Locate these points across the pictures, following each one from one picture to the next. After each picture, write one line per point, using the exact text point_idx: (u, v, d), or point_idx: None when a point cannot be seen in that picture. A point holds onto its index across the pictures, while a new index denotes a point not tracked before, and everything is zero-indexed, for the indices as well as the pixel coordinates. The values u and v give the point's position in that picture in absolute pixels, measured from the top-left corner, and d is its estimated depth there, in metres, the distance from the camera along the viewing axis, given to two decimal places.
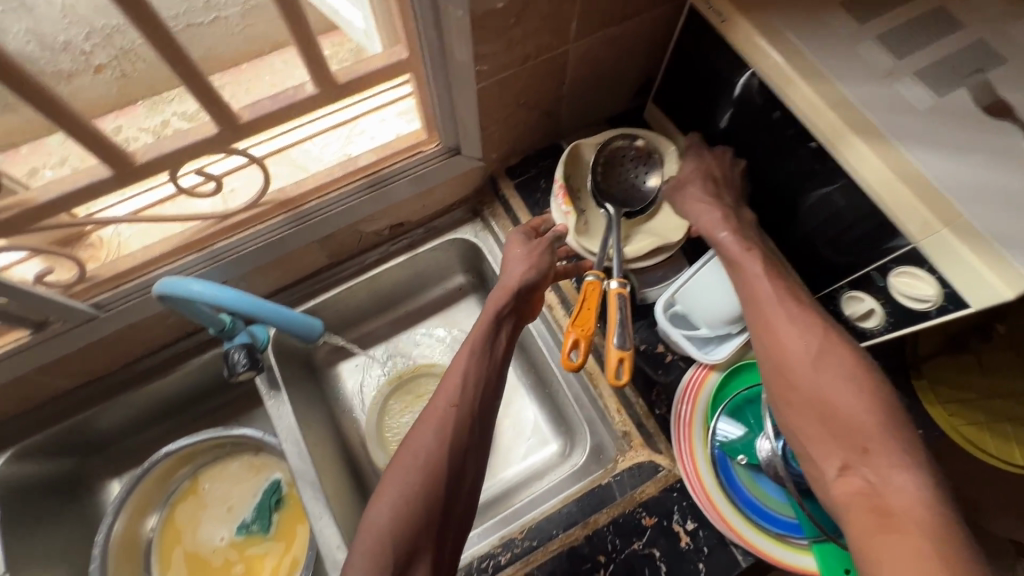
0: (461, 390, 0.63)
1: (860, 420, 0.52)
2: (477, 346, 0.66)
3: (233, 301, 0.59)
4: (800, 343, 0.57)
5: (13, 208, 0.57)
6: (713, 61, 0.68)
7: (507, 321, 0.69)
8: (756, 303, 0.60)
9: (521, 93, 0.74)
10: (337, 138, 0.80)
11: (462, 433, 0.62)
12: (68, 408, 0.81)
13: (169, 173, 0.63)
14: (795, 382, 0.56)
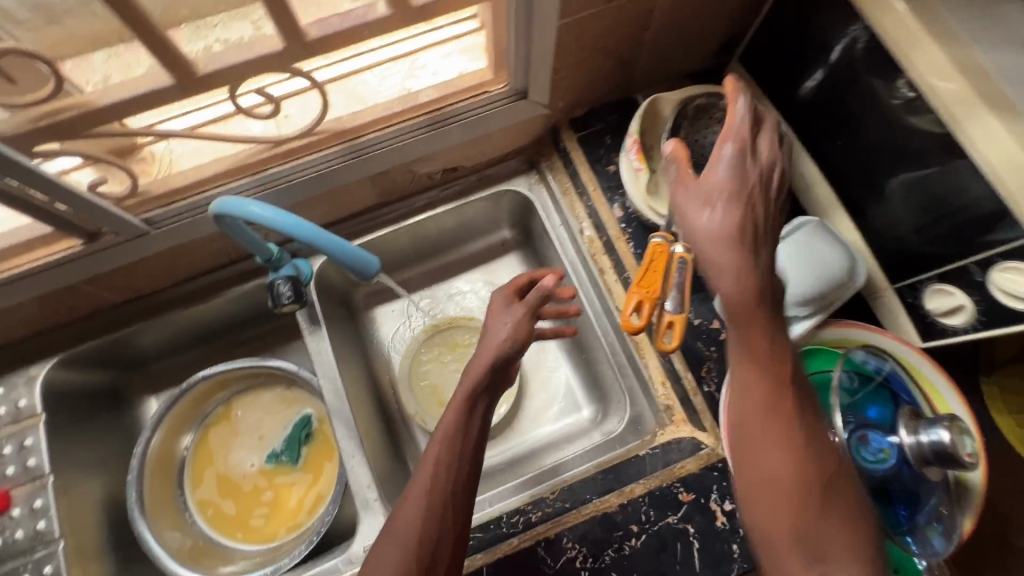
0: (437, 462, 0.58)
1: (784, 479, 0.48)
2: (452, 421, 0.61)
3: (294, 227, 0.56)
4: (787, 451, 0.49)
5: (75, 109, 0.55)
6: (818, 19, 0.63)
7: (486, 397, 0.64)
8: (758, 371, 0.51)
9: (601, 36, 0.68)
10: (397, 71, 0.75)
11: (454, 508, 0.57)
12: (112, 323, 0.82)
13: (230, 88, 0.60)
14: (767, 471, 0.49)
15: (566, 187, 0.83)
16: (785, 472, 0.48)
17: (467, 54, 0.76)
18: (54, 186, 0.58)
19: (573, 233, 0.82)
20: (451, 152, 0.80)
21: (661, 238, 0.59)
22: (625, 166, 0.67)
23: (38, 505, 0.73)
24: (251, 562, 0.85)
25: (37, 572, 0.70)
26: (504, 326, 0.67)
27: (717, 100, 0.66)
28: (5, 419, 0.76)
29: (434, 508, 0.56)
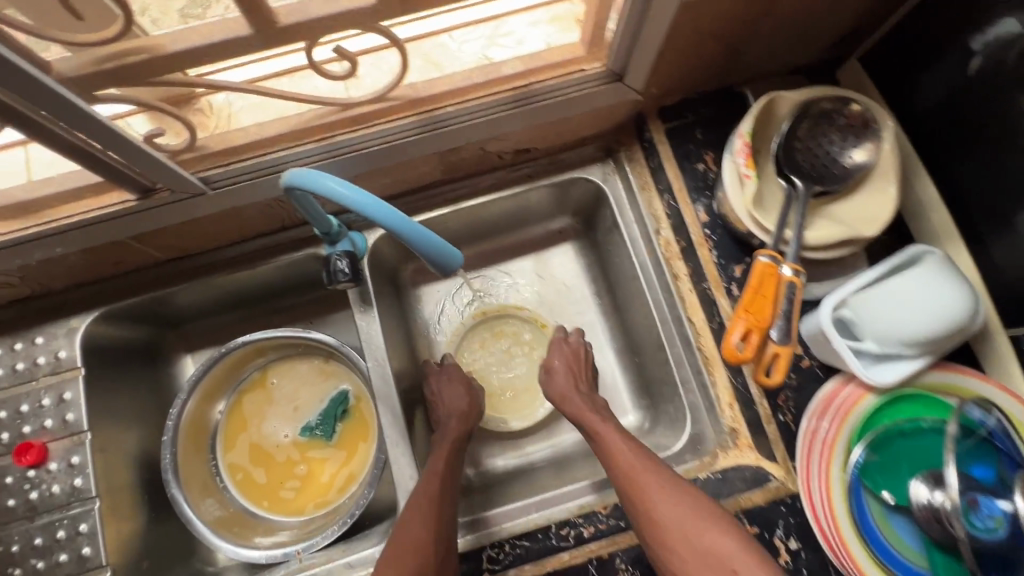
0: (437, 480, 0.69)
1: (673, 518, 0.59)
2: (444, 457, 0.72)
3: (386, 215, 0.49)
4: (659, 489, 0.61)
5: (143, 54, 0.49)
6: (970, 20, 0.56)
7: (462, 438, 0.77)
8: (648, 480, 0.63)
9: (719, 20, 0.60)
10: (478, 36, 0.67)
11: (446, 521, 0.65)
12: (154, 280, 0.78)
13: (308, 44, 0.53)
14: (646, 507, 0.61)
15: (645, 181, 0.76)
16: (663, 507, 0.60)
17: (557, 24, 0.68)
18: (115, 136, 0.53)
19: (647, 232, 0.77)
20: (527, 132, 0.73)
21: (771, 258, 0.54)
22: (729, 170, 0.60)
23: (75, 462, 0.71)
24: (282, 536, 0.83)
25: (73, 529, 0.69)
26: (455, 390, 0.82)
27: (847, 105, 0.58)
28: (44, 369, 0.73)
29: (433, 522, 0.64)
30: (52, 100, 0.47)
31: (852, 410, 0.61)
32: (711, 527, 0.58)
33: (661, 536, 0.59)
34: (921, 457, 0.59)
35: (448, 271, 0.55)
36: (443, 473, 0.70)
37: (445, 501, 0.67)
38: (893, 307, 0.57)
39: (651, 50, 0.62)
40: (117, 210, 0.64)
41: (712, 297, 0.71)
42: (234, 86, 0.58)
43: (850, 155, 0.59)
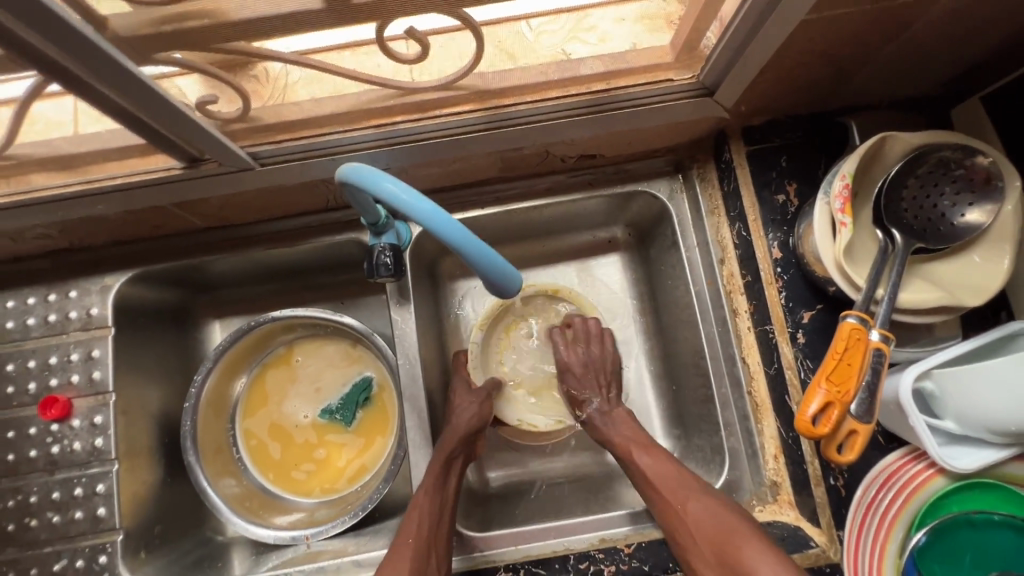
0: (425, 515, 0.64)
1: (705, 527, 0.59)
2: (430, 483, 0.67)
3: (447, 227, 0.44)
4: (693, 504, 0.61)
5: (204, 17, 0.45)
6: None
7: (458, 457, 0.71)
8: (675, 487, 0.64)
9: (835, 42, 0.54)
10: (560, 27, 0.56)
11: (432, 560, 0.62)
12: (192, 246, 0.76)
13: (381, 25, 0.49)
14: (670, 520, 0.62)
15: (715, 205, 0.72)
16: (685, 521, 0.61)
17: (646, 24, 0.58)
18: (165, 104, 0.50)
19: (710, 260, 0.73)
20: (598, 138, 0.68)
21: (859, 320, 0.48)
22: (822, 213, 0.55)
23: (97, 422, 0.70)
24: (295, 516, 0.82)
25: (90, 488, 0.69)
26: (469, 404, 0.75)
27: (970, 156, 0.51)
28: (75, 324, 0.72)
29: (411, 562, 0.60)
30: (110, 62, 0.44)
31: (916, 493, 0.54)
32: (738, 542, 0.56)
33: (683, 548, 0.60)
34: (984, 551, 0.53)
35: (505, 292, 0.51)
36: (436, 502, 0.66)
37: (433, 537, 0.63)
38: (984, 386, 0.50)
39: (751, 66, 0.56)
40: (163, 174, 0.62)
41: (773, 341, 0.65)
42: (284, 60, 0.51)
43: (963, 213, 0.52)
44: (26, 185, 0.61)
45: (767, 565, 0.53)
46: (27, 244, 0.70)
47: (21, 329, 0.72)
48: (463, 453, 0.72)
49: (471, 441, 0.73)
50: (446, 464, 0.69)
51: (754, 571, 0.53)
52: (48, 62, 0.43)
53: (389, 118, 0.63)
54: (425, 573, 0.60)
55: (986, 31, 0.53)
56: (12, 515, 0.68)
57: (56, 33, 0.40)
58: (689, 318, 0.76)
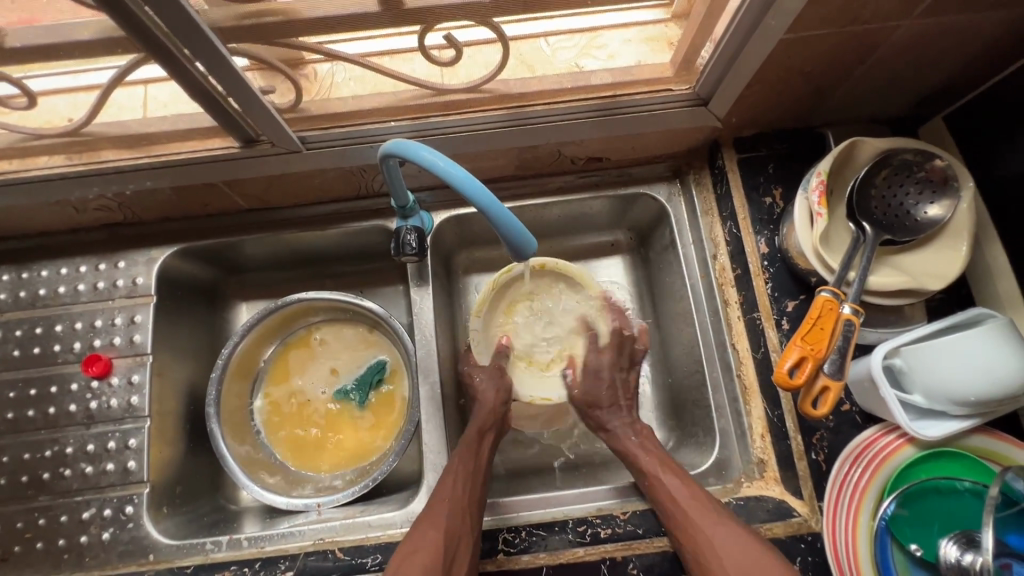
0: (460, 478, 0.68)
1: (732, 552, 0.58)
2: (464, 452, 0.71)
3: (477, 192, 0.52)
4: (718, 530, 0.60)
5: (278, 15, 0.53)
6: None
7: (491, 432, 0.75)
8: (696, 508, 0.63)
9: (811, 61, 0.62)
10: (573, 45, 0.68)
11: (465, 518, 0.65)
12: (230, 227, 0.83)
13: (424, 28, 0.57)
14: (703, 546, 0.60)
15: (709, 207, 0.79)
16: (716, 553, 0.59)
17: (649, 45, 0.69)
18: (243, 87, 0.57)
19: (705, 255, 0.79)
20: (604, 141, 0.76)
21: (832, 294, 0.56)
22: (802, 207, 0.63)
23: (134, 380, 0.76)
24: (310, 488, 0.85)
25: (123, 442, 0.74)
26: (491, 381, 0.79)
27: (928, 160, 0.60)
28: (121, 291, 0.79)
29: (445, 522, 0.63)
30: (200, 48, 0.52)
31: (888, 460, 0.61)
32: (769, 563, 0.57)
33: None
34: (954, 517, 0.58)
35: (522, 256, 0.59)
36: (468, 469, 0.69)
37: (467, 501, 0.66)
38: (944, 357, 0.56)
39: (740, 78, 0.64)
40: (220, 154, 0.70)
41: (760, 327, 0.71)
42: (347, 59, 0.61)
43: (924, 210, 0.60)
44: (99, 160, 0.70)
45: None
46: (87, 216, 0.78)
47: (72, 294, 0.79)
48: (494, 428, 0.76)
49: (498, 417, 0.77)
50: (476, 440, 0.73)
51: None
52: (154, 42, 0.51)
53: (423, 113, 0.71)
54: (460, 532, 0.63)
55: (942, 56, 0.62)
56: (48, 464, 0.74)
57: (181, 27, 0.49)
58: (685, 311, 0.81)
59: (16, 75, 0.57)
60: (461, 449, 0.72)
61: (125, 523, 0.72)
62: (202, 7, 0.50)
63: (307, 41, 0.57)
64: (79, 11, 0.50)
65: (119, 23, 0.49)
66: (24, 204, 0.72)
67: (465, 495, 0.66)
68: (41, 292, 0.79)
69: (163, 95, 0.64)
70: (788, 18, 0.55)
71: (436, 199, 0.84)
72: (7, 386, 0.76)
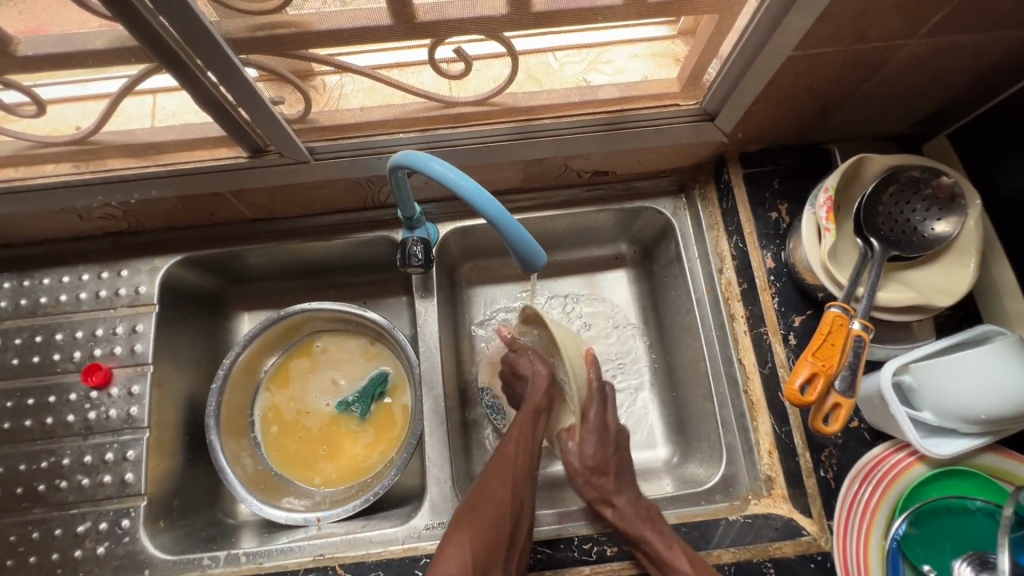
0: (517, 457, 0.65)
1: None
2: (521, 428, 0.67)
3: (487, 203, 0.52)
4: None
5: (291, 27, 0.53)
6: None
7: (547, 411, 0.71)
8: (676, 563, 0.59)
9: (818, 78, 0.63)
10: (581, 60, 0.65)
11: (519, 498, 0.63)
12: (234, 236, 0.83)
13: (434, 42, 0.58)
14: None
15: (715, 221, 0.80)
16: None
17: (656, 60, 0.67)
18: (254, 97, 0.57)
19: (711, 269, 0.79)
20: (611, 154, 0.77)
21: (842, 309, 0.55)
22: (809, 222, 0.63)
23: (134, 391, 0.75)
24: (309, 501, 0.83)
25: (121, 454, 0.73)
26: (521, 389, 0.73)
27: (935, 177, 0.60)
28: (122, 300, 0.79)
29: (505, 500, 0.61)
30: (212, 58, 0.52)
31: (898, 480, 0.61)
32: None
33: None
34: (965, 536, 0.57)
35: (530, 267, 0.59)
36: (530, 444, 0.67)
37: (524, 480, 0.64)
38: (954, 373, 0.56)
39: (747, 94, 0.65)
40: (228, 163, 0.70)
41: (766, 342, 0.71)
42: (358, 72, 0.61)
43: (931, 226, 0.60)
44: (106, 168, 0.70)
45: None
46: (91, 224, 0.77)
47: (73, 302, 0.79)
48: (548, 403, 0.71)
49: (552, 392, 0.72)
50: (534, 426, 0.68)
51: None
52: (167, 52, 0.51)
53: (430, 125, 0.71)
54: (515, 511, 0.61)
55: (945, 75, 0.63)
56: (43, 476, 0.72)
57: (197, 40, 0.50)
58: (690, 325, 0.81)
59: (26, 83, 0.57)
60: (519, 428, 0.67)
61: (121, 537, 0.70)
62: (213, 18, 0.50)
63: (317, 54, 0.58)
64: (92, 21, 0.50)
65: (133, 33, 0.49)
66: (28, 212, 0.72)
67: (521, 473, 0.64)
68: (43, 300, 0.79)
69: (171, 105, 0.63)
70: (797, 36, 0.55)
71: (442, 211, 0.84)
72: (4, 396, 0.75)
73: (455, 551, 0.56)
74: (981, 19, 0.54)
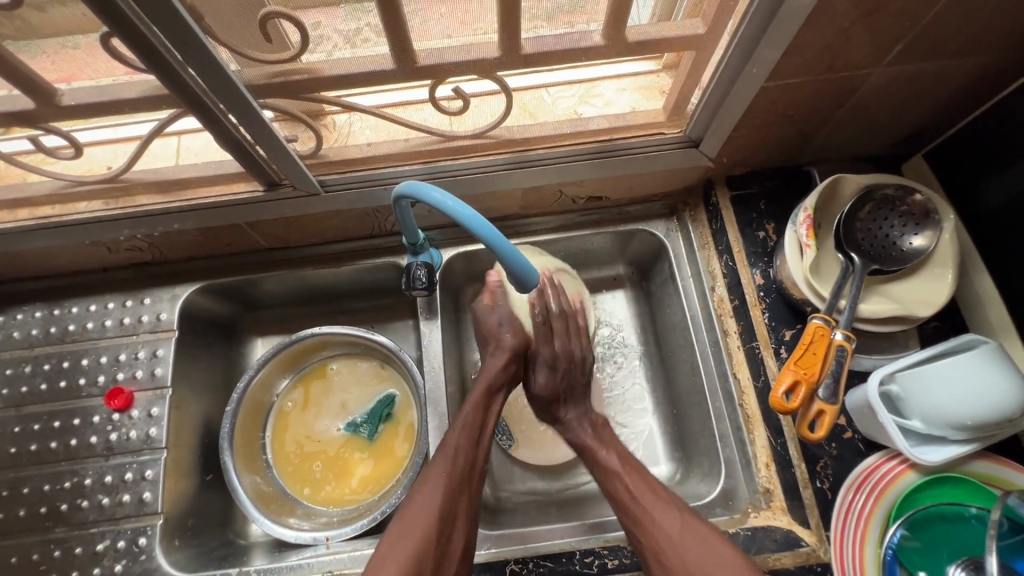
0: (462, 454, 0.69)
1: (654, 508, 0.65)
2: (466, 421, 0.71)
3: (494, 239, 0.57)
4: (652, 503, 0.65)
5: (304, 73, 0.59)
6: (1016, 130, 0.61)
7: (499, 394, 0.76)
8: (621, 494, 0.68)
9: (792, 106, 0.67)
10: (573, 94, 0.72)
11: (460, 494, 0.66)
12: (248, 266, 0.88)
13: (433, 83, 0.63)
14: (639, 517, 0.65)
15: (705, 241, 0.83)
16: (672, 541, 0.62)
17: (642, 93, 0.72)
18: (271, 137, 0.63)
19: (703, 287, 0.82)
20: (602, 181, 0.81)
21: (822, 321, 0.60)
22: (791, 239, 0.67)
23: (153, 413, 0.79)
24: (321, 522, 0.85)
25: (140, 474, 0.76)
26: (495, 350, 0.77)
27: (909, 195, 0.64)
28: (145, 326, 0.83)
29: (445, 496, 0.65)
30: (237, 103, 0.58)
31: (891, 485, 0.62)
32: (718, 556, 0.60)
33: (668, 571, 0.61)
34: (958, 542, 0.58)
35: (526, 285, 0.63)
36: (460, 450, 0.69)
37: (454, 489, 0.66)
38: (941, 382, 0.58)
39: (727, 121, 0.69)
40: (246, 197, 0.76)
41: (759, 356, 0.73)
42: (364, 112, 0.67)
43: (908, 241, 0.64)
44: (133, 204, 0.75)
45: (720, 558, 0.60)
46: (118, 256, 0.83)
47: (99, 329, 0.84)
48: (502, 386, 0.76)
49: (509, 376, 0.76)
50: (463, 434, 0.71)
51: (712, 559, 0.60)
52: (194, 97, 0.57)
53: (432, 158, 0.76)
54: (455, 505, 0.65)
55: (914, 99, 0.67)
56: (66, 496, 0.76)
57: (225, 91, 0.56)
58: (686, 342, 0.83)
59: (66, 129, 0.63)
60: (451, 434, 0.70)
61: (137, 555, 0.73)
62: (234, 68, 0.56)
63: (327, 95, 0.63)
64: (120, 70, 0.56)
65: (167, 84, 0.55)
66: (62, 246, 0.77)
67: (465, 470, 0.68)
68: (71, 328, 0.84)
69: (194, 145, 0.70)
70: (768, 67, 0.59)
71: (445, 237, 0.89)
72: (31, 419, 0.79)
73: (390, 558, 0.61)
74: (938, 48, 0.58)
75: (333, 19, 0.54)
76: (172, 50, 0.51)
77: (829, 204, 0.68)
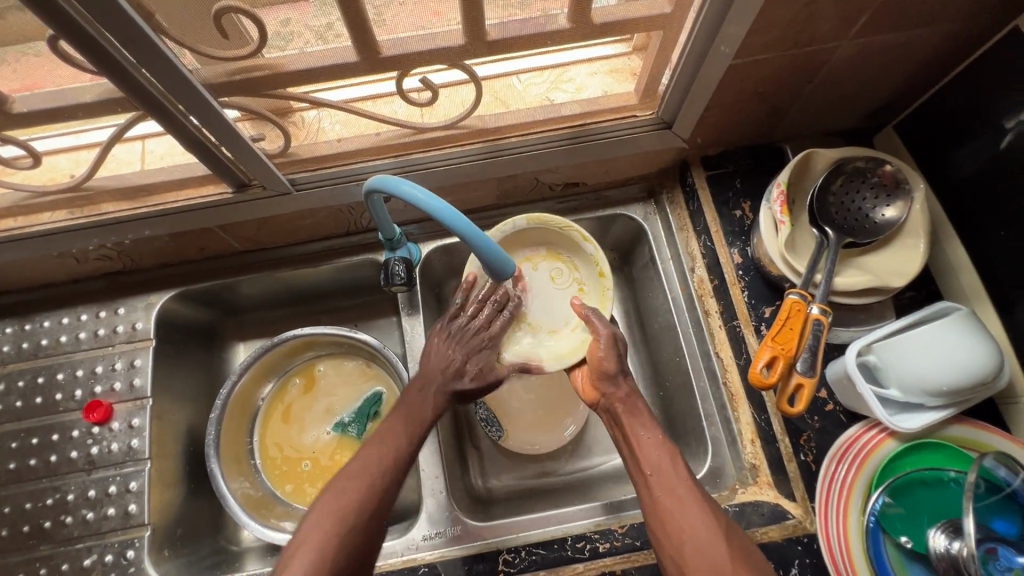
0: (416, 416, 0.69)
1: (652, 457, 0.64)
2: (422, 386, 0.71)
3: (470, 233, 0.56)
4: (654, 453, 0.64)
5: (264, 70, 0.57)
6: (983, 99, 0.62)
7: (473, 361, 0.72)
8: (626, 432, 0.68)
9: (762, 82, 0.67)
10: (543, 81, 0.69)
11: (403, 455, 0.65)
12: (223, 270, 0.86)
13: (399, 75, 0.61)
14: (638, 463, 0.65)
15: (683, 223, 0.83)
16: (670, 497, 0.61)
17: (614, 76, 0.71)
18: (234, 136, 0.62)
19: (683, 269, 0.82)
20: (578, 166, 0.81)
21: (799, 296, 0.61)
22: (766, 216, 0.68)
23: (135, 424, 0.78)
24: None
25: (124, 486, 0.75)
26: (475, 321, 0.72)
27: (880, 166, 0.65)
28: (121, 337, 0.82)
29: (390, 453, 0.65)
30: (194, 100, 0.56)
31: (873, 453, 0.64)
32: (698, 519, 0.58)
33: (663, 527, 0.60)
34: (939, 505, 0.61)
35: (502, 275, 0.63)
36: (375, 488, 0.62)
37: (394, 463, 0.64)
38: (915, 351, 0.59)
39: (698, 101, 0.69)
40: (215, 199, 0.74)
41: (740, 334, 0.74)
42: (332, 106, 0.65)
43: (881, 213, 0.65)
44: (100, 212, 0.73)
45: (703, 524, 0.58)
46: (88, 266, 0.81)
47: (73, 342, 0.82)
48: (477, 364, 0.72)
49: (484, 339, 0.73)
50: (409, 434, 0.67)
51: (699, 523, 0.58)
52: (146, 97, 0.55)
53: (404, 151, 0.75)
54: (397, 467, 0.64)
55: (882, 71, 0.67)
56: (49, 513, 0.75)
57: (180, 90, 0.55)
58: (668, 323, 0.83)
59: (23, 138, 0.61)
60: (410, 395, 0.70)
61: (126, 568, 0.72)
62: (194, 67, 0.54)
63: (294, 92, 0.62)
64: (81, 75, 0.54)
65: (119, 86, 0.53)
66: (28, 259, 0.75)
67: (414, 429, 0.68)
68: (43, 342, 0.82)
69: (160, 148, 0.68)
70: (736, 43, 0.59)
71: (423, 232, 0.88)
72: (8, 437, 0.78)
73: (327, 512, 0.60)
74: (904, 18, 0.58)
75: (304, 15, 0.52)
76: (124, 52, 0.50)
77: (845, 175, 0.66)
